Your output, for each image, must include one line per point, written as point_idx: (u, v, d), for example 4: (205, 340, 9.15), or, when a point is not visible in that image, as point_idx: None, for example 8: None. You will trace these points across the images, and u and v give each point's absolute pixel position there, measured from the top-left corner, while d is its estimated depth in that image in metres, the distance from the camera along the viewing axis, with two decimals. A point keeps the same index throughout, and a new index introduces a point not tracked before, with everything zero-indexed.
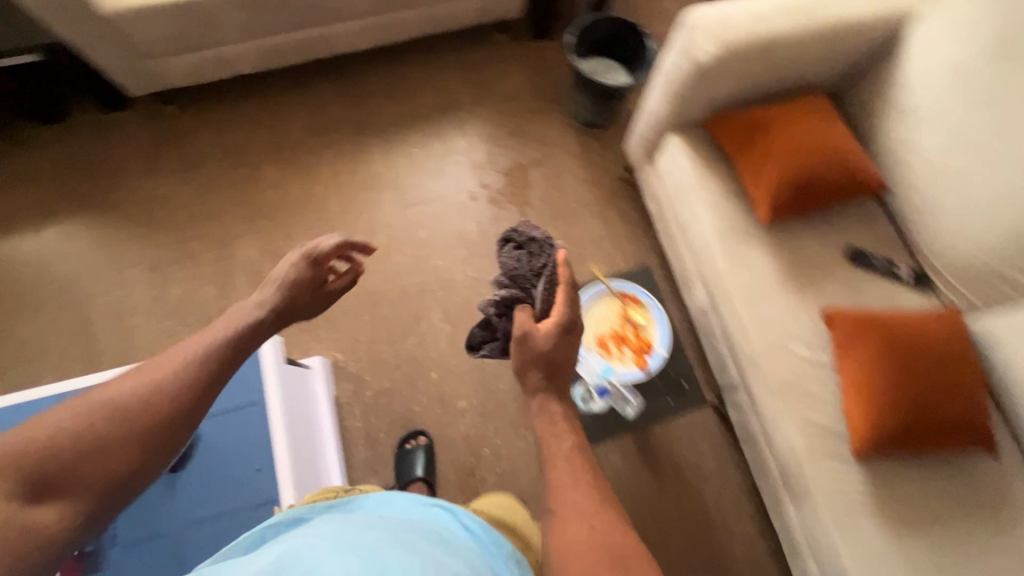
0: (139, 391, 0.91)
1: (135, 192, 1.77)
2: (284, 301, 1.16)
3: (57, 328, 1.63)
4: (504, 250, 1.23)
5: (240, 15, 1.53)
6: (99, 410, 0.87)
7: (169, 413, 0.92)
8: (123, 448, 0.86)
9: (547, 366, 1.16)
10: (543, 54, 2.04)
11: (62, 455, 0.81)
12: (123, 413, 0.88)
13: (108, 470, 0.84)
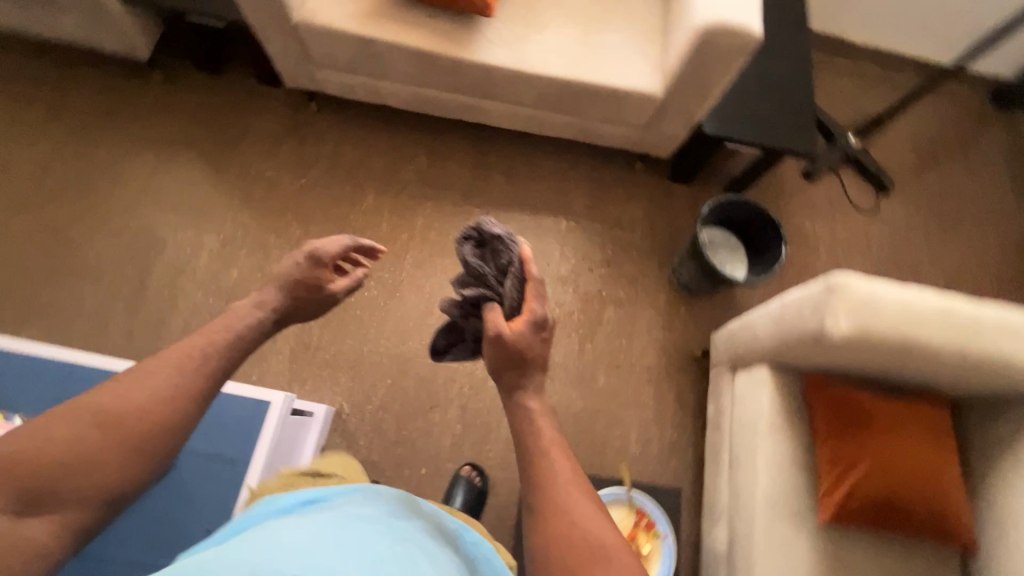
0: (142, 398, 0.82)
1: (246, 165, 1.82)
2: (286, 301, 1.10)
3: (120, 260, 1.67)
4: (464, 248, 1.17)
5: (411, 65, 1.54)
6: (87, 418, 0.77)
7: (169, 416, 0.83)
8: (117, 456, 0.77)
9: (517, 363, 1.05)
10: (671, 199, 1.97)
11: (46, 465, 0.72)
12: (110, 418, 0.78)
13: (98, 482, 0.76)
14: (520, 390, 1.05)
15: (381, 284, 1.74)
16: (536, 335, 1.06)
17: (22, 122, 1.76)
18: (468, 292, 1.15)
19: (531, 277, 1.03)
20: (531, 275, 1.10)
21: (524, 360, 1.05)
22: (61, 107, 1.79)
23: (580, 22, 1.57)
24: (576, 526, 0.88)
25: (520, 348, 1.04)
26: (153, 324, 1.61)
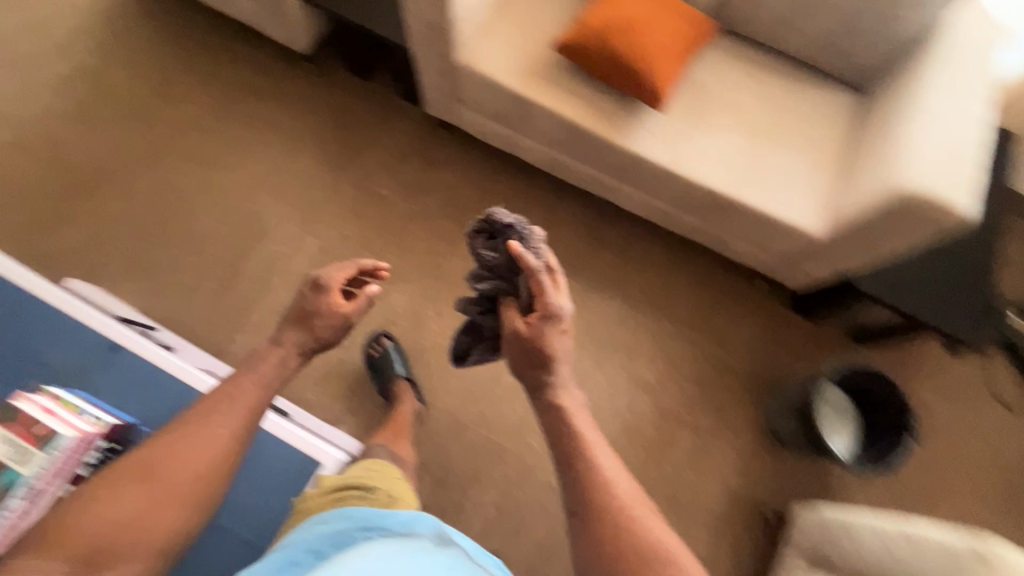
0: (184, 459, 0.84)
1: (364, 175, 1.80)
2: (309, 334, 1.06)
3: (224, 239, 1.70)
4: (475, 242, 1.09)
5: (556, 132, 1.46)
6: (121, 482, 0.80)
7: (199, 467, 0.85)
8: (163, 511, 0.81)
9: (538, 359, 0.97)
10: (786, 330, 1.77)
11: (99, 526, 0.76)
12: (140, 479, 0.81)
13: (149, 536, 0.79)
14: (550, 386, 0.98)
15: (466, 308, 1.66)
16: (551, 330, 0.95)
17: (176, 82, 1.82)
18: (483, 287, 1.06)
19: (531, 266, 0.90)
20: (533, 266, 0.95)
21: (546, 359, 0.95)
22: (216, 76, 1.85)
23: (751, 134, 1.42)
24: (651, 544, 0.82)
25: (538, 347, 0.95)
26: (235, 311, 1.63)
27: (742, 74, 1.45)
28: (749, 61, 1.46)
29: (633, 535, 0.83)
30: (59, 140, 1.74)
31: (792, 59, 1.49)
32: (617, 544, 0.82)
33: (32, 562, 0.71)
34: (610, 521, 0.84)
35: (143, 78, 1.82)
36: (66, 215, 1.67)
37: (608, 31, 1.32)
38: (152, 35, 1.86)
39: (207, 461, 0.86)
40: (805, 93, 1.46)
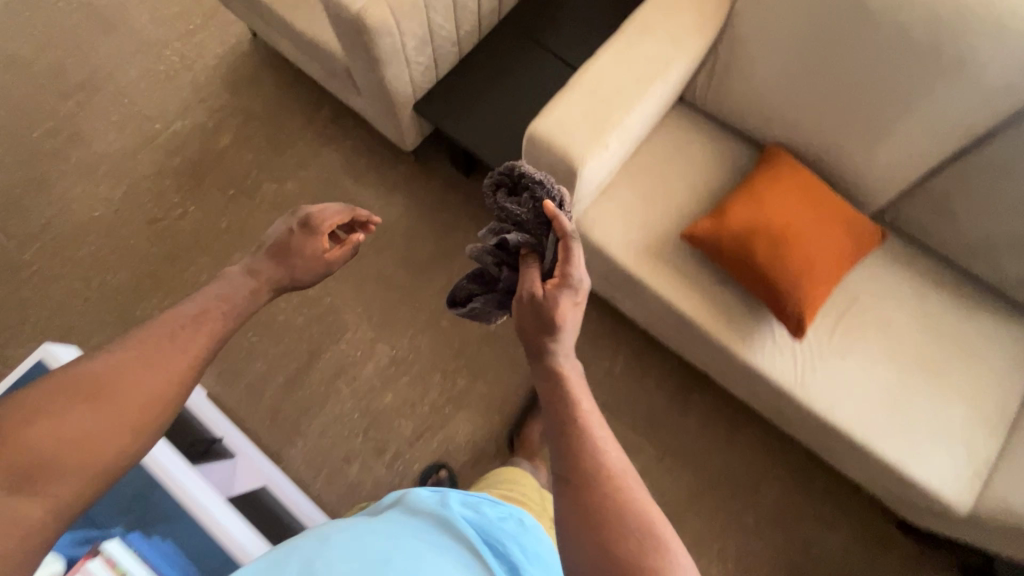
0: (137, 382, 0.71)
1: (447, 286, 1.72)
2: (287, 271, 1.00)
3: (301, 333, 1.68)
4: (499, 192, 0.97)
5: (664, 316, 1.29)
6: (66, 401, 0.67)
7: (164, 392, 0.73)
8: (114, 426, 0.68)
9: (545, 319, 0.78)
10: (887, 559, 1.52)
11: (35, 442, 0.63)
12: (86, 400, 0.67)
13: (100, 457, 0.67)
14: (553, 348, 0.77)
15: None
16: (570, 296, 0.79)
17: (283, 156, 1.83)
18: (505, 239, 0.93)
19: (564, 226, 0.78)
20: (564, 230, 0.84)
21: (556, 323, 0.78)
22: (321, 155, 1.83)
23: (901, 369, 1.19)
24: (647, 544, 0.61)
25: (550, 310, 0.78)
26: (299, 413, 1.61)
27: (904, 297, 1.23)
28: (912, 277, 1.24)
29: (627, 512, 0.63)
30: (167, 203, 1.78)
31: (969, 286, 1.25)
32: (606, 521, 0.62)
33: None
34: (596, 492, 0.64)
35: (254, 148, 1.83)
36: (160, 282, 1.71)
37: (753, 237, 1.12)
38: (268, 104, 1.86)
39: (165, 387, 0.73)
40: (981, 328, 1.21)
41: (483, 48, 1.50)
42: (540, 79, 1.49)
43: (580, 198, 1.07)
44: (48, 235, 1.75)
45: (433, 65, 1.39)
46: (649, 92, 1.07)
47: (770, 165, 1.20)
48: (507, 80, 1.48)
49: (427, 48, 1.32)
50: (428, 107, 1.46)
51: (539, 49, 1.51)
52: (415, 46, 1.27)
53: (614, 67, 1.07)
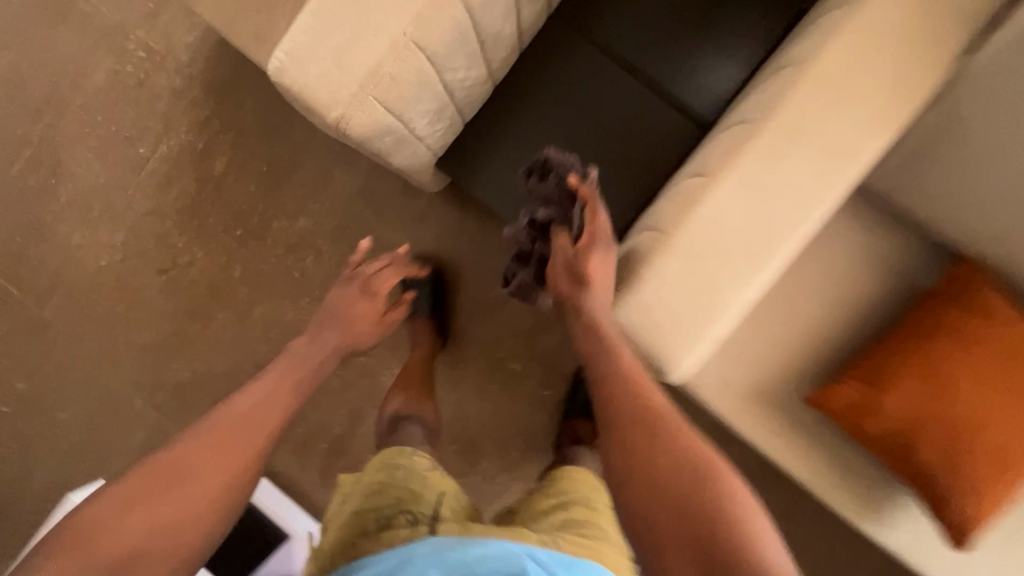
0: (212, 454, 0.74)
1: (493, 342, 1.50)
2: (347, 337, 1.03)
3: (338, 397, 1.54)
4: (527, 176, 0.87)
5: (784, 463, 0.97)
6: (137, 496, 0.69)
7: (238, 463, 0.75)
8: (191, 500, 0.71)
9: (576, 275, 0.78)
10: None
11: (118, 539, 0.67)
12: (154, 492, 0.70)
13: (188, 535, 0.70)
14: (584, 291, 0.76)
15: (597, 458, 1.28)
16: (603, 254, 0.76)
17: (289, 184, 1.53)
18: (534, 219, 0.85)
19: (587, 191, 0.75)
20: (590, 198, 0.79)
21: (587, 279, 0.76)
22: (333, 182, 1.51)
23: None
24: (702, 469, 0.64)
25: (583, 269, 0.77)
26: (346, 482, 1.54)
27: None
28: None
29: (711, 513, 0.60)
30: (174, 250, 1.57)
31: None
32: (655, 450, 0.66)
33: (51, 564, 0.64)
34: (674, 473, 0.64)
35: (254, 175, 1.53)
36: (186, 342, 1.58)
37: (922, 429, 0.85)
38: (264, 116, 1.52)
39: (224, 450, 0.75)
40: None
41: (539, 74, 1.11)
42: (615, 122, 1.10)
43: (681, 380, 0.73)
44: (61, 291, 1.62)
45: (458, 120, 0.99)
46: (798, 225, 0.70)
47: (963, 311, 0.87)
48: (570, 125, 1.11)
49: (445, 112, 0.91)
50: (467, 175, 1.13)
51: (619, 67, 1.10)
52: (430, 119, 0.87)
53: (745, 193, 0.70)
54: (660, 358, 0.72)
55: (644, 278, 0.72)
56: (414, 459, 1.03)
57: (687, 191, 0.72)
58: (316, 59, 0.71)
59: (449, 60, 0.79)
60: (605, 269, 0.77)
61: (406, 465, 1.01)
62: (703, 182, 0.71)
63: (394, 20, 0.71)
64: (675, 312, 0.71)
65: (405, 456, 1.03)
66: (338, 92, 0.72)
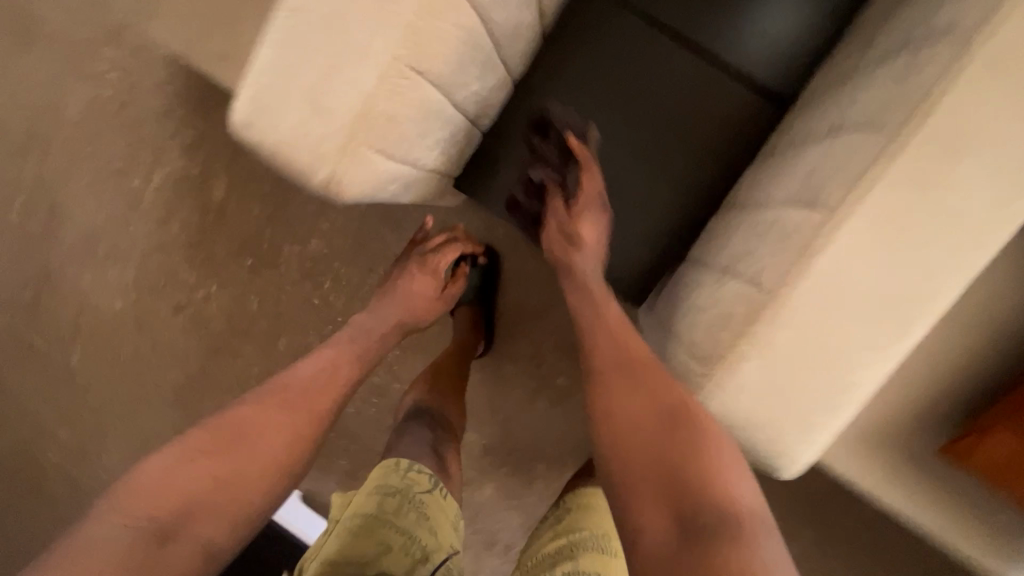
0: (268, 421, 0.79)
1: (537, 356, 1.35)
2: (408, 313, 1.03)
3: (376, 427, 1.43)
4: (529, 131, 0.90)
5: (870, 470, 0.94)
6: (202, 450, 0.73)
7: (293, 436, 0.80)
8: (253, 453, 0.75)
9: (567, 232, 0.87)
10: None
11: (181, 489, 0.69)
12: (221, 448, 0.74)
13: (247, 489, 0.73)
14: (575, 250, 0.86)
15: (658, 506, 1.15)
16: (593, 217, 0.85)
17: (295, 203, 1.39)
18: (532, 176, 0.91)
19: (581, 157, 0.81)
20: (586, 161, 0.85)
21: (578, 240, 0.86)
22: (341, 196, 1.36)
23: None
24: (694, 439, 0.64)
25: (573, 232, 0.86)
26: None
27: None
28: None
29: (692, 469, 0.63)
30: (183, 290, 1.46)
31: None
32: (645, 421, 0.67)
33: (108, 517, 0.65)
34: (663, 433, 0.66)
35: (257, 197, 1.40)
36: (215, 379, 1.51)
37: None
38: None
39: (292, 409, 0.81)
40: None
41: (571, 61, 0.90)
42: (674, 113, 0.89)
43: (798, 472, 0.68)
44: (83, 337, 1.55)
45: (474, 133, 0.81)
46: (938, 297, 0.59)
47: None
48: (619, 122, 0.90)
49: (460, 133, 0.74)
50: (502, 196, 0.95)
51: (671, 41, 0.88)
52: (439, 147, 0.70)
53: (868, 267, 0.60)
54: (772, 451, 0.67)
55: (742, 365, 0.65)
56: (409, 483, 0.84)
57: (795, 251, 0.62)
58: (289, 105, 0.55)
59: (457, 75, 0.61)
60: (595, 232, 0.86)
61: (411, 484, 0.84)
62: (807, 254, 0.62)
63: (381, 40, 0.53)
64: (788, 403, 0.65)
65: (399, 479, 0.84)
66: (322, 145, 0.56)
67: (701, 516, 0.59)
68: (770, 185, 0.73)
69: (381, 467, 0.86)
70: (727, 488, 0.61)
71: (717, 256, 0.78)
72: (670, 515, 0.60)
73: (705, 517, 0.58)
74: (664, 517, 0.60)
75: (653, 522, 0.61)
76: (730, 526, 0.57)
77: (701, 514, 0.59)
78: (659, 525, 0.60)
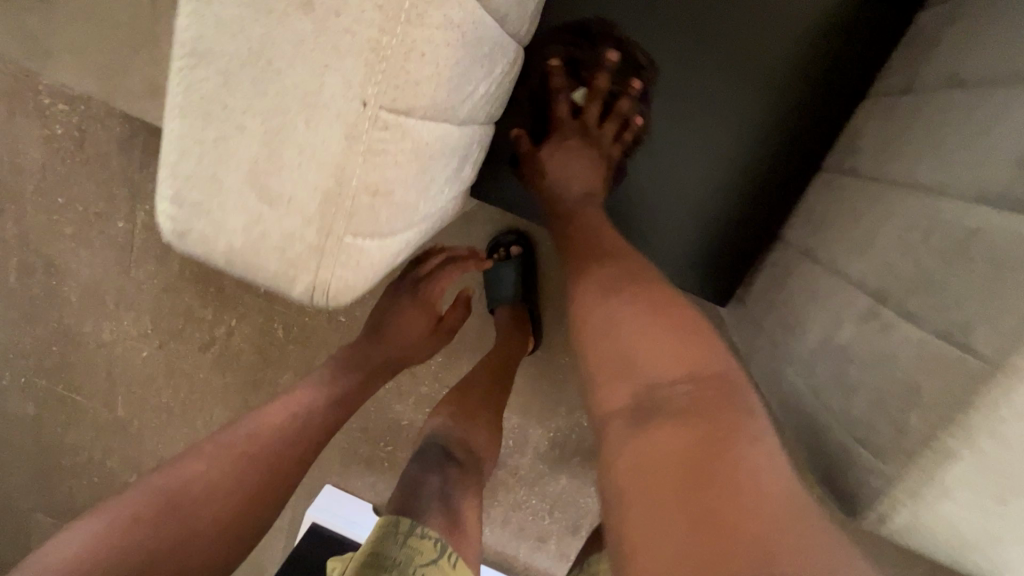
0: (241, 426, 0.54)
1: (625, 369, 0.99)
2: (390, 351, 0.68)
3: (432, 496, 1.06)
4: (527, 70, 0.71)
5: None
6: (135, 511, 0.46)
7: (280, 435, 0.55)
8: (214, 496, 0.49)
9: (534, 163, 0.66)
10: None
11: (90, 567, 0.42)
12: (166, 499, 0.48)
13: (210, 550, 0.48)
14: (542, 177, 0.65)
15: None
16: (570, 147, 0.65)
17: None
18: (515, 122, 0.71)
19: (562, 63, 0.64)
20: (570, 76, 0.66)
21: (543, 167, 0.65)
22: None
23: None
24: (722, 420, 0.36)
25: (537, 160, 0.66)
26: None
27: None
28: None
29: (657, 340, 0.41)
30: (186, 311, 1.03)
31: None
32: (631, 367, 0.41)
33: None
34: (631, 302, 0.45)
35: None
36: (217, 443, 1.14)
37: None
38: None
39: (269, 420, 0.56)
40: None
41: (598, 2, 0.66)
42: (743, 44, 0.65)
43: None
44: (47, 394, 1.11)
45: (484, 133, 0.61)
46: None
47: None
48: (658, 68, 0.67)
49: (471, 147, 0.55)
50: (517, 188, 0.75)
51: None
52: (452, 182, 0.51)
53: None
54: (985, 562, 0.38)
55: (952, 438, 0.36)
56: (405, 556, 0.61)
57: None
58: (231, 197, 0.38)
59: (459, 92, 0.41)
60: (568, 157, 0.65)
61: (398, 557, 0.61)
62: None
63: (335, 77, 0.34)
64: None
65: (397, 549, 0.61)
66: (289, 244, 0.38)
67: (663, 394, 0.39)
68: (901, 140, 0.51)
69: (379, 525, 0.64)
70: (701, 357, 0.40)
71: (816, 243, 0.58)
72: (629, 396, 0.40)
73: (671, 402, 0.38)
74: (618, 398, 0.41)
75: (612, 405, 0.41)
76: (705, 411, 0.37)
77: (663, 392, 0.39)
78: (615, 404, 0.41)
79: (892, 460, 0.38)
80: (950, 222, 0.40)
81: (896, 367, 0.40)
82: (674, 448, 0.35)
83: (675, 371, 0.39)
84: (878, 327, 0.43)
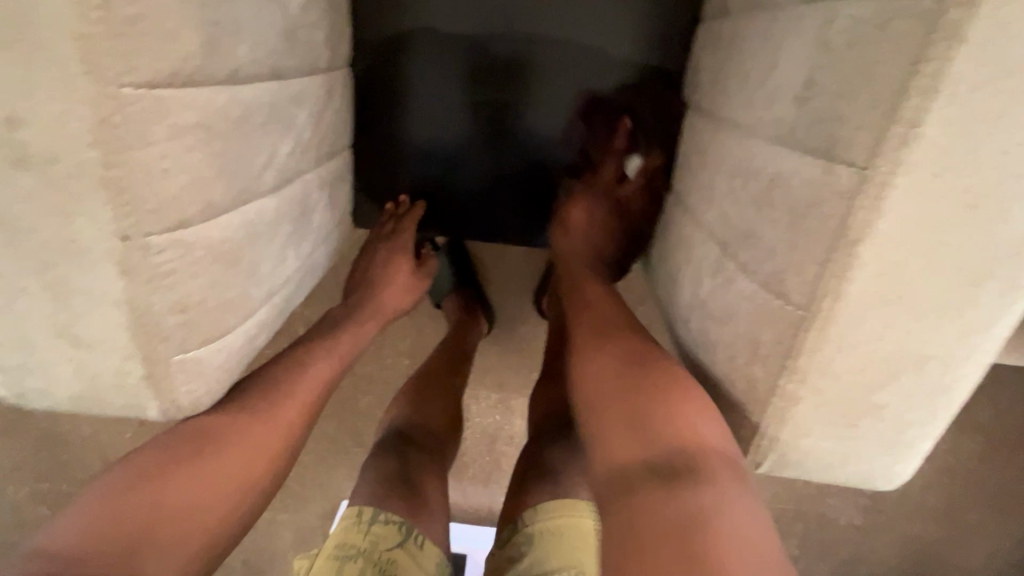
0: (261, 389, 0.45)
1: None
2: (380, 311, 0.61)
3: None
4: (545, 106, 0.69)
5: None
6: (154, 468, 0.38)
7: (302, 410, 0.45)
8: (237, 450, 0.41)
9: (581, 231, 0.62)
10: None
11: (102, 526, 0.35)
12: (182, 455, 0.39)
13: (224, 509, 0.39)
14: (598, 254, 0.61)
15: (830, 498, 0.82)
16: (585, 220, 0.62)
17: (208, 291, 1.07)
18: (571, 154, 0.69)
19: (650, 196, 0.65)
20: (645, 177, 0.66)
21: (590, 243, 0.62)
22: None
23: None
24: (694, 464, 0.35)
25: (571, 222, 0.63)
26: None
27: None
28: None
29: (662, 404, 0.38)
30: None
31: None
32: (639, 424, 0.38)
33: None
34: (638, 369, 0.41)
35: None
36: None
37: None
38: None
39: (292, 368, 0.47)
40: None
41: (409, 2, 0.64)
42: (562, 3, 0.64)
43: (899, 484, 0.41)
44: None
45: (331, 170, 0.59)
46: None
47: None
48: (490, 51, 0.66)
49: (309, 201, 0.53)
50: None
51: None
52: (294, 246, 0.50)
53: (971, 158, 0.30)
54: (854, 474, 0.41)
55: (790, 381, 0.37)
56: (372, 543, 0.51)
57: (831, 237, 0.33)
58: (47, 352, 0.37)
59: (244, 177, 0.40)
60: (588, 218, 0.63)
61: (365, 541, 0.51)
62: (859, 173, 0.32)
63: (86, 221, 0.33)
64: (874, 413, 0.37)
65: (360, 537, 0.52)
66: (123, 377, 0.38)
67: (665, 447, 0.36)
68: (723, 74, 0.49)
69: (340, 519, 0.54)
70: (697, 417, 0.37)
71: (681, 188, 0.57)
72: (632, 453, 0.37)
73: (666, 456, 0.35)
74: (618, 452, 0.37)
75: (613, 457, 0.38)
76: (699, 472, 0.34)
77: (667, 453, 0.36)
78: (620, 457, 0.37)
79: (754, 410, 0.40)
80: (759, 168, 0.40)
81: (740, 321, 0.41)
82: (677, 513, 0.33)
83: (683, 426, 0.37)
84: (724, 281, 0.44)
